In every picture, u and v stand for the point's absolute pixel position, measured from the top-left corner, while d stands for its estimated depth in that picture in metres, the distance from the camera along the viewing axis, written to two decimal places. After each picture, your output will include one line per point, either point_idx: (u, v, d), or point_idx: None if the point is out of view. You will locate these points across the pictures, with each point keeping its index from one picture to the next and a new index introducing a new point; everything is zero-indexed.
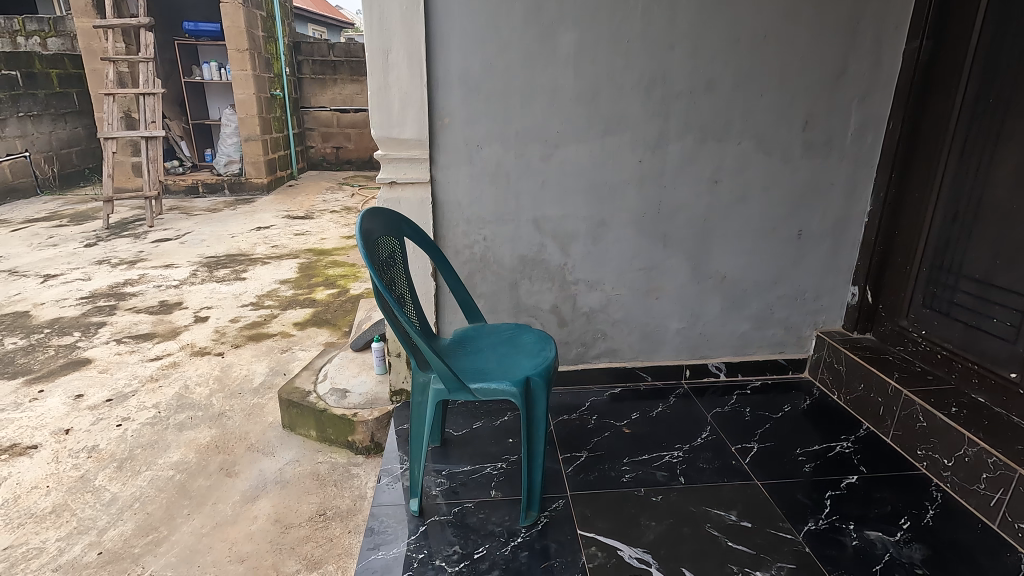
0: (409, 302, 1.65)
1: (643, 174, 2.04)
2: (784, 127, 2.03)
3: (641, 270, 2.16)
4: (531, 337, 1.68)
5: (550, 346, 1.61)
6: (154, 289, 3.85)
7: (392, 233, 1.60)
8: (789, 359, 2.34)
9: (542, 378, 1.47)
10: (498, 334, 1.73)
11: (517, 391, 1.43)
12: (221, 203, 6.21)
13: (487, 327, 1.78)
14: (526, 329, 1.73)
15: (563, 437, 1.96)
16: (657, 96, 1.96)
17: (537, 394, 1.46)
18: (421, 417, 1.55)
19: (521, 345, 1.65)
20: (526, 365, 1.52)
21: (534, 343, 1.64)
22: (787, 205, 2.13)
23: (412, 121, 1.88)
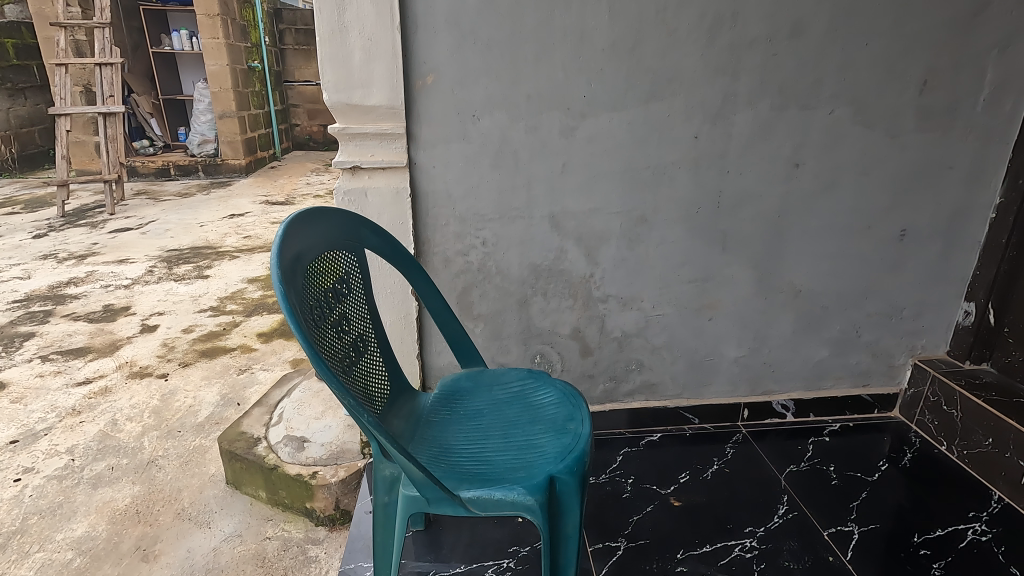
0: (368, 345, 1.11)
1: (699, 154, 1.48)
2: (895, 88, 1.46)
3: (691, 283, 1.62)
4: (550, 397, 1.16)
5: (580, 413, 1.09)
6: (101, 290, 3.31)
7: (338, 245, 1.05)
8: (875, 393, 1.82)
9: (576, 474, 0.95)
10: (503, 390, 1.20)
11: (537, 502, 0.91)
12: (194, 187, 5.63)
13: (486, 376, 1.26)
14: (541, 380, 1.21)
15: (593, 514, 1.46)
16: (724, 44, 1.39)
17: (568, 500, 0.95)
18: (389, 529, 1.02)
19: (536, 411, 1.12)
20: (548, 452, 1.00)
21: (555, 410, 1.11)
22: (890, 195, 1.57)
23: (382, 81, 1.33)
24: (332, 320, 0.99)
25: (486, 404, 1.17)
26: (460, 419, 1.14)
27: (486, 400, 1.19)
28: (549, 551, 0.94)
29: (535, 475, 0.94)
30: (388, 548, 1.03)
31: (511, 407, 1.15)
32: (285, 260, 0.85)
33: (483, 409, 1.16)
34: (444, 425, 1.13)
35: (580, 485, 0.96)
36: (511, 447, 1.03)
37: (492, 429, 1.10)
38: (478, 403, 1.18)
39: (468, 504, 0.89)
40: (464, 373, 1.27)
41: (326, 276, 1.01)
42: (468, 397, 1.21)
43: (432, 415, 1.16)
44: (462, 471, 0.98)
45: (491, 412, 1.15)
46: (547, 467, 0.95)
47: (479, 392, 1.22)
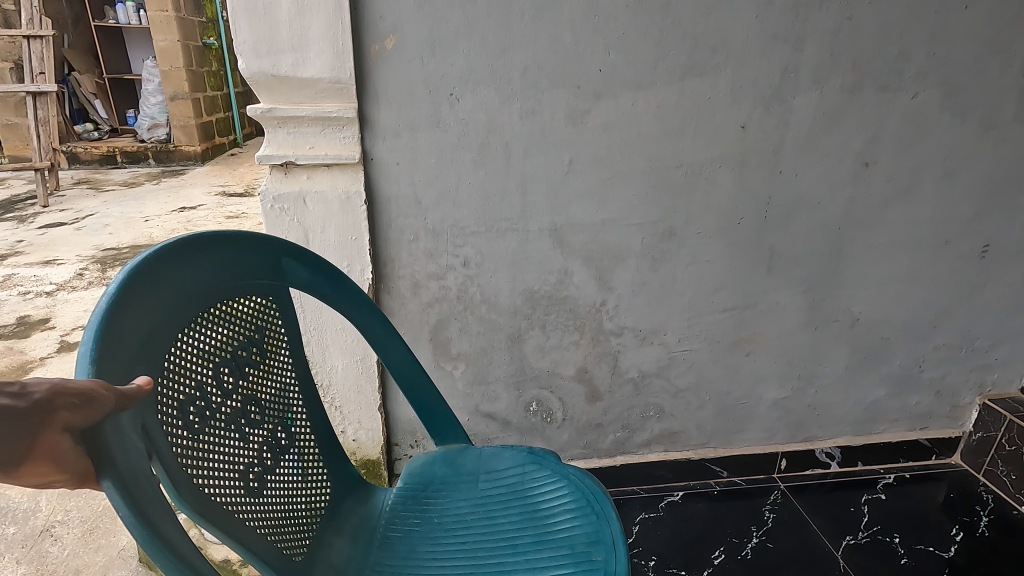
0: (298, 432, 0.75)
1: (746, 148, 1.14)
2: (993, 66, 1.14)
3: (727, 311, 1.28)
4: (563, 497, 0.81)
5: (607, 532, 0.75)
6: (18, 299, 2.85)
7: (238, 289, 0.68)
8: (934, 437, 1.51)
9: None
10: (494, 485, 0.85)
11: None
12: (143, 176, 5.11)
13: (469, 460, 0.89)
14: (546, 467, 0.86)
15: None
16: (786, 3, 1.05)
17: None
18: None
19: (544, 525, 0.78)
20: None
21: (569, 523, 0.77)
22: (975, 202, 1.25)
23: (326, 39, 0.95)
24: (221, 412, 0.64)
25: (469, 510, 0.82)
26: (433, 539, 0.79)
27: (470, 501, 0.83)
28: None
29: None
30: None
31: (508, 517, 0.80)
32: (106, 347, 0.48)
33: (465, 519, 0.81)
34: (409, 551, 0.77)
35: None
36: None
37: (479, 558, 0.75)
38: (459, 508, 0.83)
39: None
40: (437, 453, 0.91)
41: (214, 345, 0.65)
42: (443, 496, 0.85)
43: (391, 532, 0.80)
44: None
45: (477, 524, 0.80)
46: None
47: (459, 487, 0.86)
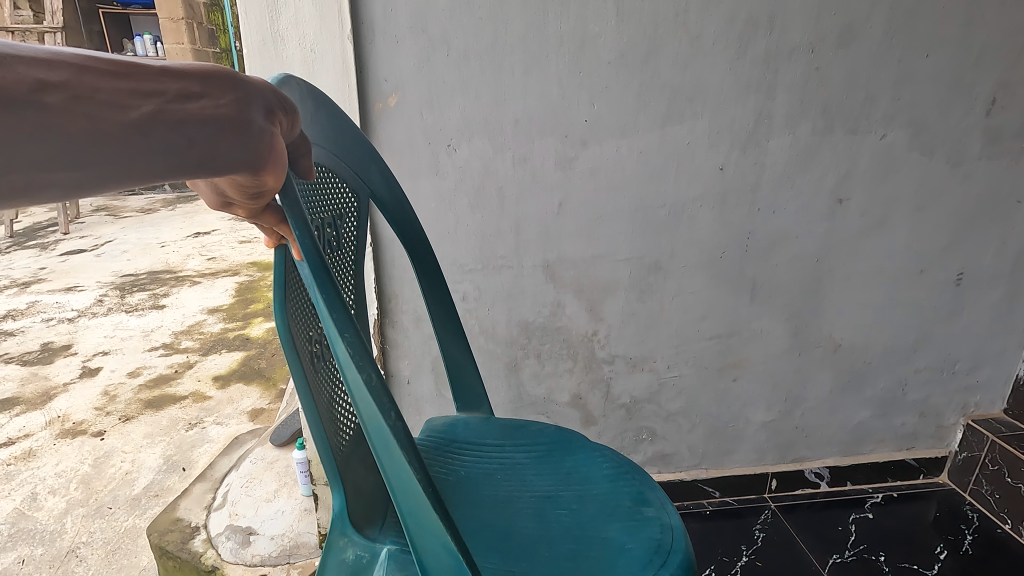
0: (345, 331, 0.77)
1: (725, 188, 1.22)
2: (957, 107, 1.21)
3: (713, 339, 1.36)
4: (600, 463, 0.76)
5: (654, 493, 0.70)
6: (42, 326, 2.98)
7: (345, 180, 0.74)
8: (921, 457, 1.56)
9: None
10: (523, 448, 0.78)
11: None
12: (159, 202, 5.27)
13: (494, 426, 0.84)
14: (576, 439, 0.80)
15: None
16: (757, 55, 1.13)
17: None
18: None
19: (582, 484, 0.72)
20: (635, 555, 0.61)
21: (610, 485, 0.72)
22: (948, 233, 1.31)
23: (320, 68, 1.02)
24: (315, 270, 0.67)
25: (496, 467, 0.75)
26: (462, 490, 0.70)
27: (498, 457, 0.77)
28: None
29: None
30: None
31: (542, 473, 0.74)
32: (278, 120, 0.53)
33: (495, 472, 0.74)
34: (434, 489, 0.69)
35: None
36: (561, 541, 0.63)
37: (522, 507, 0.68)
38: (488, 461, 0.76)
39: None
40: (457, 422, 0.84)
41: (331, 209, 0.71)
42: (468, 450, 0.78)
43: None
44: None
45: (511, 476, 0.73)
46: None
47: (484, 445, 0.79)
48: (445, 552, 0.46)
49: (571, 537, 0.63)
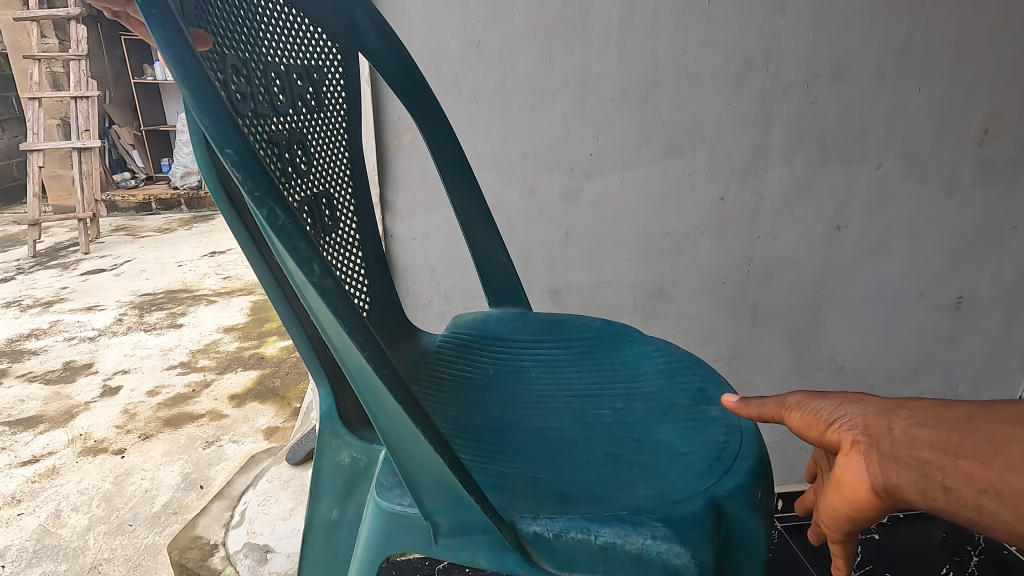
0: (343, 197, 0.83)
1: (725, 217, 1.27)
2: (950, 138, 1.25)
3: (717, 361, 1.39)
4: (652, 361, 0.77)
5: (713, 390, 0.71)
6: (63, 345, 3.06)
7: (298, 26, 0.74)
8: None
9: (747, 519, 0.57)
10: (565, 344, 0.83)
11: (691, 572, 0.52)
12: (176, 222, 5.40)
13: (530, 322, 0.88)
14: (626, 338, 0.82)
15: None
16: (754, 91, 1.18)
17: (732, 563, 0.57)
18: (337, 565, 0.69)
19: (632, 385, 0.73)
20: (689, 459, 0.61)
21: (661, 385, 0.73)
22: (944, 259, 1.35)
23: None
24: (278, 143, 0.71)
25: (532, 362, 0.80)
26: (496, 385, 0.75)
27: (533, 355, 0.81)
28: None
29: (682, 513, 0.54)
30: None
31: (584, 372, 0.77)
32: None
33: (531, 368, 0.78)
34: (464, 388, 0.74)
35: (756, 541, 0.58)
36: (602, 441, 0.64)
37: (565, 405, 0.71)
38: (524, 359, 0.80)
39: (534, 558, 0.53)
40: (492, 315, 0.90)
41: (290, 71, 0.74)
42: (502, 346, 0.84)
43: (444, 376, 0.77)
44: (507, 474, 0.59)
45: (548, 375, 0.77)
46: (700, 500, 0.55)
47: (519, 345, 0.83)
48: (429, 472, 0.52)
49: (613, 438, 0.65)
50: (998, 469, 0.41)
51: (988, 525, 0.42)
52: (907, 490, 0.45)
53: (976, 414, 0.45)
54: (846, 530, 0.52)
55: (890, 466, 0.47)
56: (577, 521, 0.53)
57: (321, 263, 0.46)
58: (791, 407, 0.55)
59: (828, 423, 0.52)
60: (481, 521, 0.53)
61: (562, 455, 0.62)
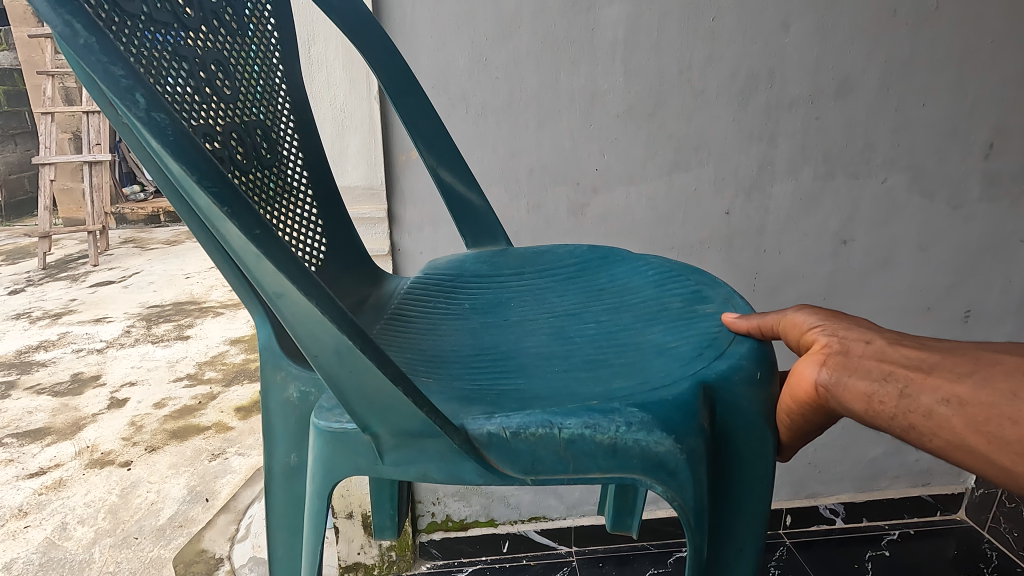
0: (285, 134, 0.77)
1: (731, 231, 1.27)
2: (956, 152, 1.25)
3: None
4: (644, 273, 0.77)
5: (712, 291, 0.71)
6: (72, 356, 3.08)
7: None
8: (937, 494, 1.56)
9: (740, 398, 0.56)
10: (551, 269, 0.82)
11: (677, 456, 0.50)
12: (184, 234, 5.45)
13: (509, 259, 0.86)
14: (618, 256, 0.82)
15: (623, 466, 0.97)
16: (759, 107, 1.19)
17: (724, 443, 0.57)
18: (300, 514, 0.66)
19: (625, 295, 0.74)
20: (676, 351, 0.60)
21: (652, 292, 0.73)
22: (952, 273, 1.35)
23: (329, 91, 1.10)
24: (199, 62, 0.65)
25: (514, 294, 0.78)
26: (478, 315, 0.74)
27: (517, 286, 0.80)
28: (696, 560, 0.53)
29: (663, 396, 0.52)
30: (293, 555, 0.67)
31: (571, 293, 0.77)
32: None
33: (514, 300, 0.77)
34: (442, 319, 0.73)
35: (749, 426, 0.57)
36: (581, 350, 0.63)
37: (552, 322, 0.71)
38: (504, 294, 0.79)
39: (489, 460, 0.49)
40: (470, 255, 0.87)
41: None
42: (482, 281, 0.82)
43: (417, 312, 0.75)
44: (473, 386, 0.58)
45: (527, 305, 0.75)
46: (685, 383, 0.54)
47: (500, 280, 0.82)
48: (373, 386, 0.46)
49: (594, 345, 0.64)
50: (960, 382, 0.42)
51: (917, 440, 0.44)
52: (854, 396, 0.48)
53: (965, 350, 0.45)
54: (797, 428, 0.56)
55: (848, 372, 0.50)
56: (538, 416, 0.50)
57: (146, 93, 0.40)
58: (789, 320, 0.57)
59: (809, 329, 0.56)
60: (425, 429, 0.48)
61: (536, 368, 0.61)
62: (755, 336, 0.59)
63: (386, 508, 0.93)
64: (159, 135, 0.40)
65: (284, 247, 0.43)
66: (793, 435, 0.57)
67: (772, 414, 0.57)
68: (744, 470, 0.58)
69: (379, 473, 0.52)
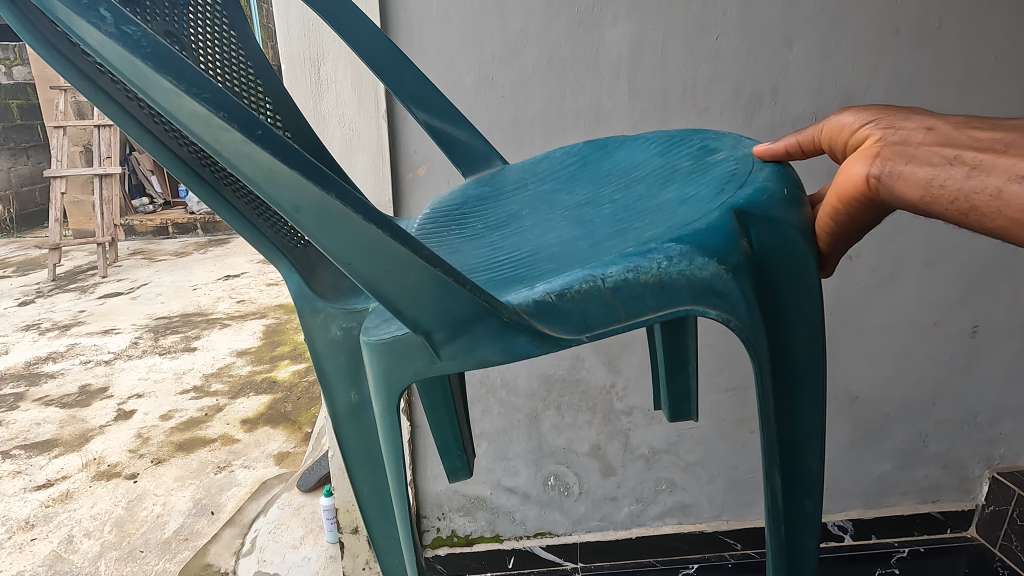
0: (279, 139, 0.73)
1: None
2: None
3: (730, 391, 1.39)
4: (645, 147, 0.72)
5: (717, 139, 0.66)
6: (80, 368, 3.10)
7: None
8: (947, 510, 1.54)
9: (777, 215, 0.52)
10: (551, 178, 0.77)
11: (724, 278, 0.47)
12: (192, 246, 5.49)
13: (509, 176, 0.81)
14: (612, 145, 0.77)
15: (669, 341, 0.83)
16: (763, 124, 1.20)
17: (777, 288, 0.53)
18: (377, 448, 0.64)
19: (634, 172, 0.69)
20: (697, 195, 0.56)
21: (659, 159, 0.69)
22: (958, 288, 1.34)
23: (337, 110, 1.12)
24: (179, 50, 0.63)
25: (521, 206, 0.74)
26: (488, 230, 0.70)
27: (521, 200, 0.75)
28: (759, 374, 0.53)
29: (696, 227, 0.49)
30: (382, 493, 0.64)
31: (580, 190, 0.72)
32: None
33: (522, 212, 0.72)
34: (454, 240, 0.69)
35: (796, 248, 0.52)
36: (604, 227, 0.60)
37: (570, 216, 0.67)
38: (511, 207, 0.74)
39: (543, 330, 0.46)
40: (469, 184, 0.82)
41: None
42: (486, 203, 0.77)
43: (429, 239, 0.71)
44: (506, 282, 0.55)
45: (539, 210, 0.71)
46: (715, 214, 0.51)
47: (504, 195, 0.77)
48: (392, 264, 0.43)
49: (616, 219, 0.61)
50: None
51: (977, 223, 0.41)
52: (909, 184, 0.45)
53: None
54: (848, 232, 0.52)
55: (904, 160, 0.46)
56: (578, 273, 0.46)
57: (109, 7, 0.40)
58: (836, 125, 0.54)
59: (856, 130, 0.52)
60: (471, 307, 0.45)
61: (564, 254, 0.57)
62: (793, 154, 0.56)
63: (454, 452, 0.86)
64: (134, 48, 0.39)
65: (287, 146, 0.41)
66: (836, 244, 0.53)
67: (809, 224, 0.53)
68: (791, 298, 0.53)
69: (439, 372, 0.50)
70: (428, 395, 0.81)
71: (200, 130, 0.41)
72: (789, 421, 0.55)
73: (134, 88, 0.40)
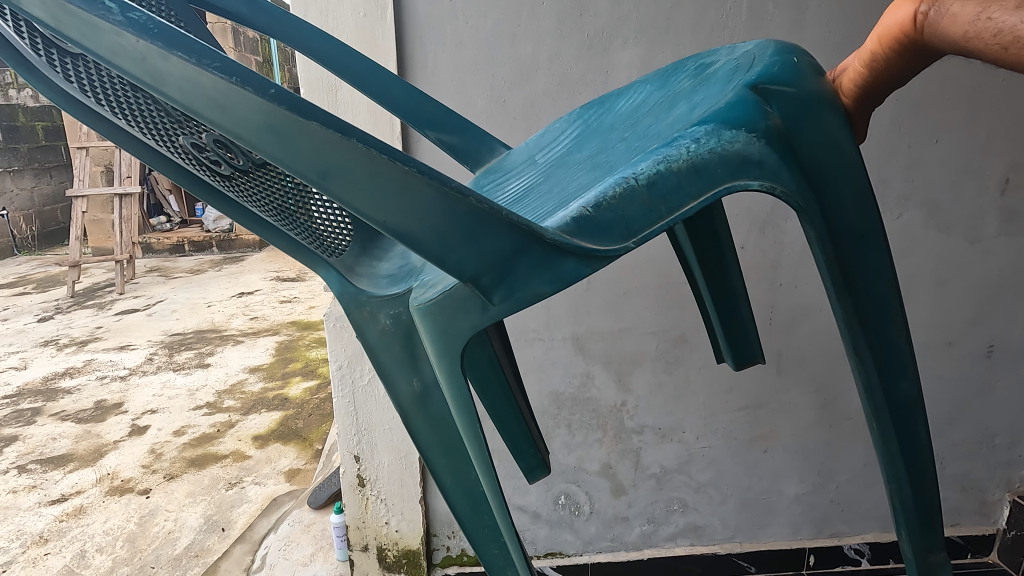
0: None
1: (746, 265, 1.28)
2: (971, 187, 1.25)
3: (741, 409, 1.38)
4: (640, 92, 0.70)
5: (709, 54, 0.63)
6: (96, 383, 3.15)
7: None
8: (967, 535, 1.50)
9: (799, 87, 0.48)
10: (558, 149, 0.77)
11: (758, 146, 0.44)
12: (207, 264, 5.58)
13: (515, 160, 0.81)
14: (607, 104, 0.75)
15: (711, 289, 0.77)
16: None
17: (819, 172, 0.49)
18: (452, 432, 0.56)
19: (637, 114, 0.66)
20: (706, 97, 0.53)
21: (657, 94, 0.66)
22: (972, 307, 1.33)
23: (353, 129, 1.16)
24: None
25: (533, 177, 0.72)
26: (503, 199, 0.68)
27: (532, 172, 0.74)
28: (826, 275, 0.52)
29: (714, 108, 0.46)
30: (467, 483, 0.56)
31: (589, 147, 0.70)
32: None
33: (536, 180, 0.71)
34: None
35: (822, 116, 0.48)
36: (621, 158, 0.56)
37: (588, 166, 0.63)
38: (524, 179, 0.73)
39: (588, 246, 0.41)
40: (479, 173, 0.82)
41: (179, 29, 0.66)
42: (498, 182, 0.76)
43: None
44: None
45: (552, 176, 0.69)
46: (729, 95, 0.47)
47: (516, 172, 0.77)
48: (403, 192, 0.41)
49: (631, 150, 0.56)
50: None
51: (1014, 57, 0.36)
52: (953, 21, 0.39)
53: None
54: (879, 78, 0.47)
55: None
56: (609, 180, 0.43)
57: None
58: None
59: None
60: (510, 236, 0.43)
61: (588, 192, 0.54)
62: None
63: (526, 449, 0.81)
64: (142, 31, 0.38)
65: (299, 100, 0.40)
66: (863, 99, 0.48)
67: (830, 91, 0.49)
68: (836, 170, 0.49)
69: (493, 319, 0.46)
70: (479, 381, 0.76)
71: (220, 116, 0.40)
72: (881, 345, 0.54)
73: (150, 89, 0.39)
